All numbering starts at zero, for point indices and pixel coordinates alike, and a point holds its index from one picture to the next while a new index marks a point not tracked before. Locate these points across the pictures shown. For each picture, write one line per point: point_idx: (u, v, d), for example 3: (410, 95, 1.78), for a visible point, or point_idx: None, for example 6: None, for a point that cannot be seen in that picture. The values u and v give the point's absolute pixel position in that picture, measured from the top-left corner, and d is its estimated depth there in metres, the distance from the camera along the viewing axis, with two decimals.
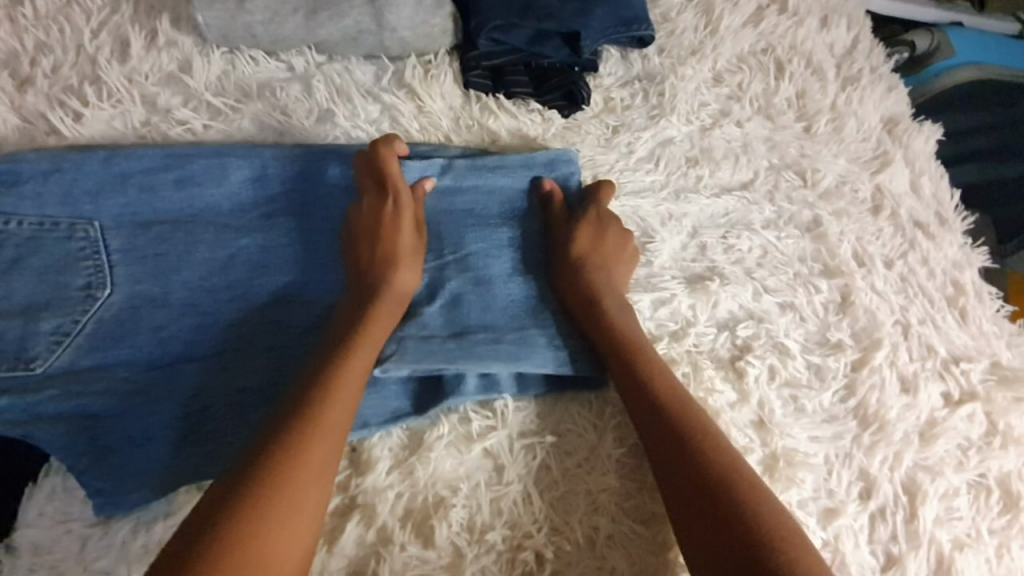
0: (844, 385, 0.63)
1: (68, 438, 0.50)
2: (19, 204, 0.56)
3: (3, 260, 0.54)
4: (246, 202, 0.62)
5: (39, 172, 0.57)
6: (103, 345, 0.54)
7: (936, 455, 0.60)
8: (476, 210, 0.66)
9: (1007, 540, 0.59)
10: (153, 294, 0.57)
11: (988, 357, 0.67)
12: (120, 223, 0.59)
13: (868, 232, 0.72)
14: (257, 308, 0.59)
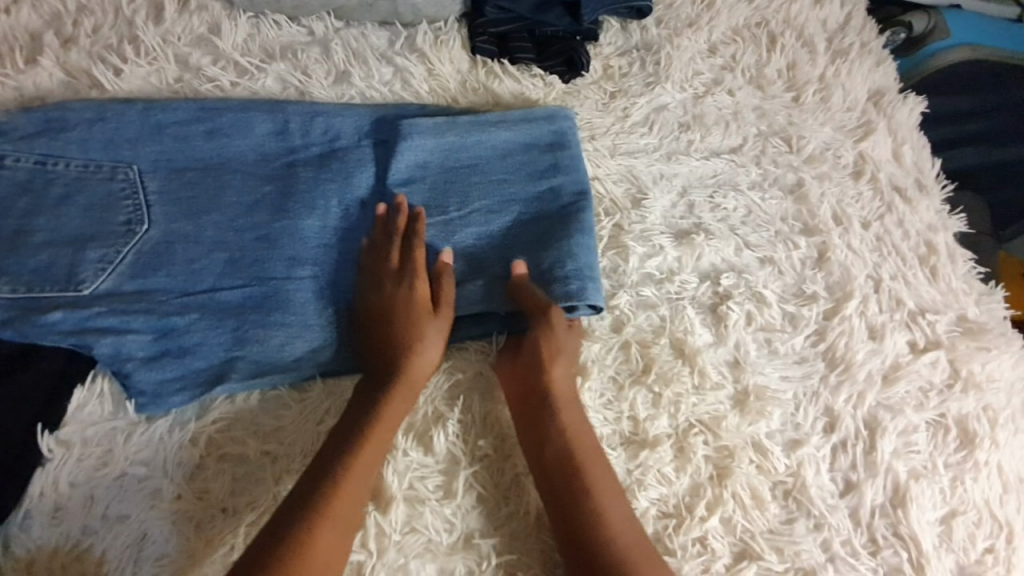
0: (816, 331, 0.68)
1: (116, 347, 0.57)
2: (67, 148, 0.63)
3: (55, 197, 0.62)
4: (271, 154, 0.68)
5: (86, 120, 0.64)
6: (144, 272, 0.60)
7: (897, 396, 0.65)
8: (475, 162, 0.70)
9: (961, 473, 0.63)
10: (186, 232, 0.63)
11: (956, 311, 0.71)
12: (157, 168, 0.65)
13: (847, 195, 0.77)
14: (278, 245, 0.64)
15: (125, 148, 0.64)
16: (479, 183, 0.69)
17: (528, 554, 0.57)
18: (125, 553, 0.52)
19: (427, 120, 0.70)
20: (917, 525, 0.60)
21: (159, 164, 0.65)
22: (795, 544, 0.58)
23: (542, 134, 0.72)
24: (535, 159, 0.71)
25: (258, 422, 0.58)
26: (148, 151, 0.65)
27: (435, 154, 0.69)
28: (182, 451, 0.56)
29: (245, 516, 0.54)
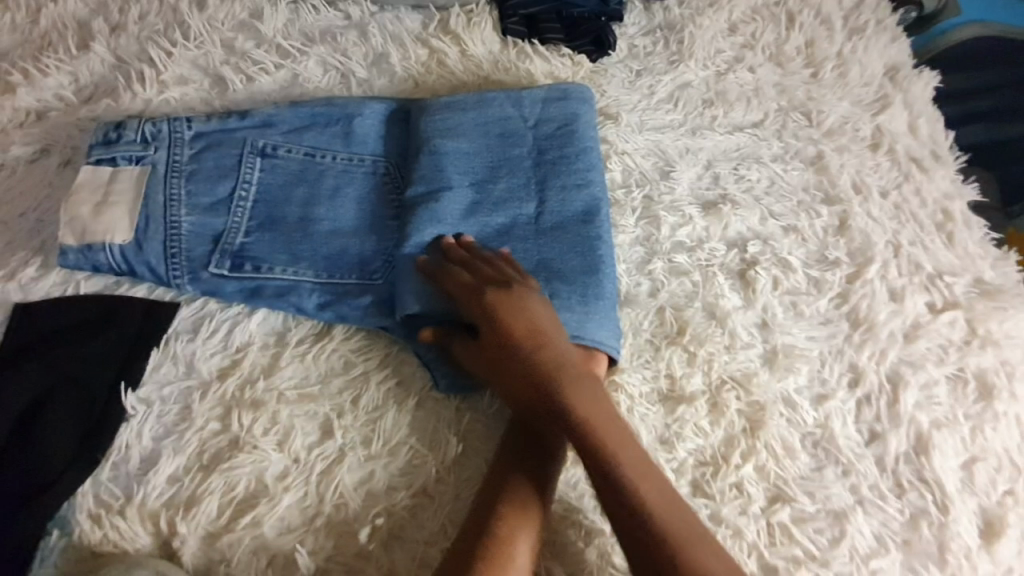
0: (838, 294, 0.72)
1: (191, 311, 0.64)
2: (267, 134, 0.70)
3: (183, 172, 0.66)
4: (367, 145, 0.72)
5: (274, 115, 0.71)
6: (262, 250, 0.65)
7: (918, 352, 0.69)
8: (494, 133, 0.72)
9: (981, 423, 0.66)
10: (308, 216, 0.67)
11: (973, 273, 0.74)
12: (278, 149, 0.69)
13: (866, 166, 0.80)
14: (390, 228, 0.68)
15: (236, 127, 0.69)
16: (468, 153, 0.70)
17: (580, 500, 0.59)
18: (210, 499, 0.56)
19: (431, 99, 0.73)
20: (938, 469, 0.63)
21: (259, 144, 0.69)
22: (824, 489, 0.62)
23: (560, 111, 0.73)
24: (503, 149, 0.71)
25: (322, 382, 0.62)
26: (244, 126, 0.70)
27: (444, 133, 0.70)
28: (252, 409, 0.59)
29: (315, 467, 0.58)
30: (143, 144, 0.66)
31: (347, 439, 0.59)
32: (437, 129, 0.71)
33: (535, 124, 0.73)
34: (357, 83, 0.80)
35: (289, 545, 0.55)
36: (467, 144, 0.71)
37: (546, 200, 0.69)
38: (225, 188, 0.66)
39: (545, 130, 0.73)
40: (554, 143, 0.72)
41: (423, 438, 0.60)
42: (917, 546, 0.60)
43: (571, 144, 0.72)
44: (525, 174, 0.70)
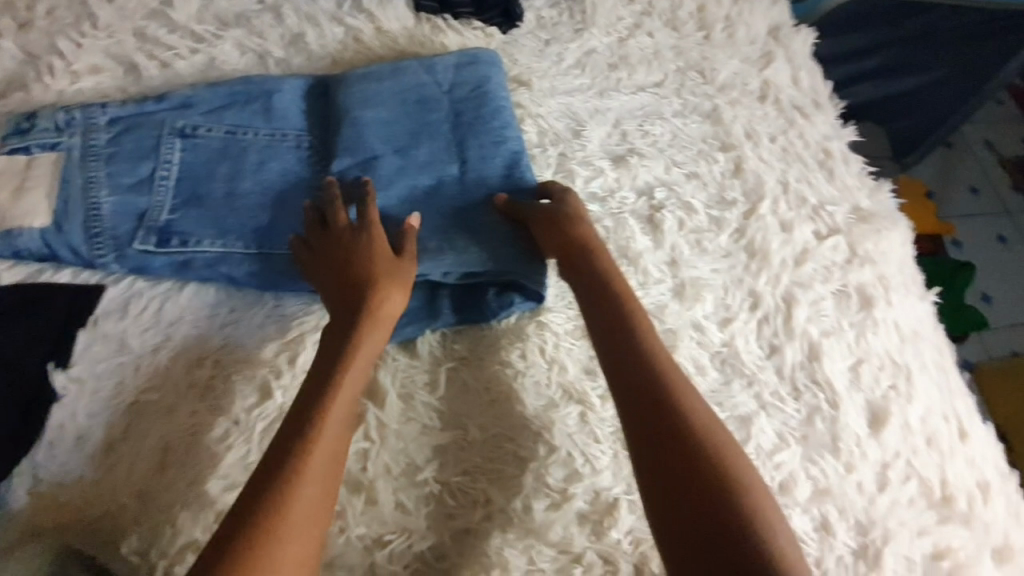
0: (737, 230, 0.80)
1: (119, 291, 0.65)
2: (176, 117, 0.70)
3: (103, 155, 0.67)
4: (288, 120, 0.74)
5: (187, 98, 0.72)
6: (182, 227, 0.66)
7: (806, 274, 0.77)
8: (410, 100, 0.76)
9: (864, 330, 0.74)
10: (227, 189, 0.68)
11: (851, 203, 0.83)
12: (190, 129, 0.70)
13: (755, 116, 0.88)
14: (312, 195, 0.70)
15: (153, 109, 0.71)
16: (390, 121, 0.75)
17: (514, 429, 0.65)
18: (151, 465, 0.58)
19: (348, 73, 0.77)
20: (829, 372, 0.71)
21: (178, 124, 0.70)
22: (731, 399, 0.69)
23: (472, 75, 0.78)
24: (425, 115, 0.76)
25: (257, 346, 0.64)
26: (162, 108, 0.71)
27: (363, 104, 0.74)
28: (188, 376, 0.61)
29: (255, 426, 0.60)
30: (58, 131, 0.67)
31: (286, 399, 0.61)
32: (359, 99, 0.75)
33: (450, 89, 0.78)
34: (275, 63, 0.82)
35: (234, 499, 0.57)
36: (387, 114, 0.75)
37: (467, 158, 0.74)
38: (145, 168, 0.67)
39: (456, 96, 0.77)
40: (467, 105, 0.77)
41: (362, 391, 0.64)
42: (813, 439, 0.67)
43: (484, 107, 0.77)
44: (443, 138, 0.75)
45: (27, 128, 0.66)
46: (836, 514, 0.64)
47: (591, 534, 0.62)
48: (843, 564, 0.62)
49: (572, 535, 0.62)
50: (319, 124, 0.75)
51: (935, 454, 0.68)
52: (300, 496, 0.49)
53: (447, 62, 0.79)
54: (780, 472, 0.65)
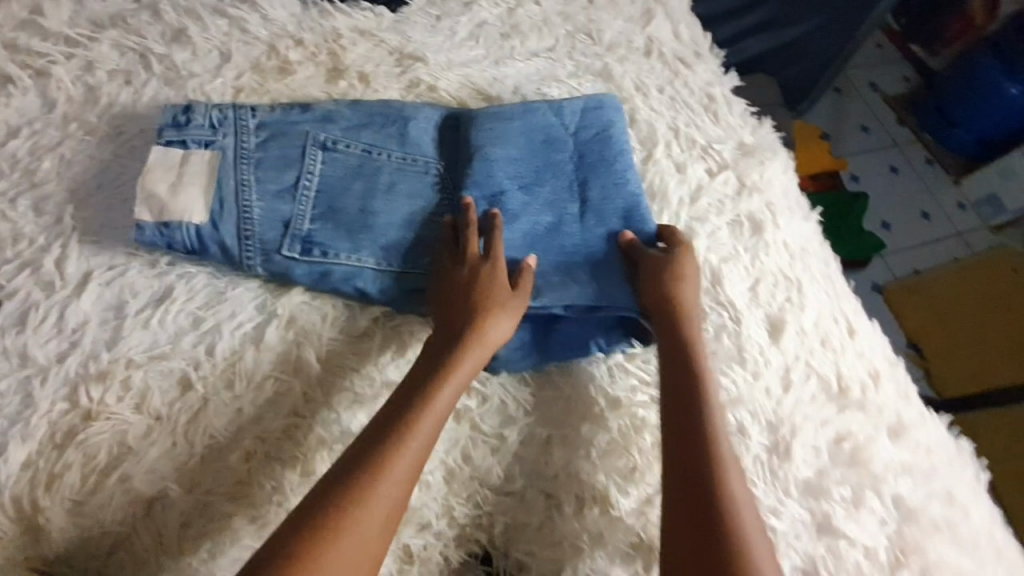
0: (636, 176, 0.85)
1: (16, 304, 0.62)
2: (340, 130, 0.74)
3: (249, 161, 0.69)
4: (421, 146, 0.75)
5: (384, 110, 0.76)
6: (216, 256, 0.66)
7: (703, 208, 0.83)
8: (539, 140, 0.77)
9: (756, 251, 0.81)
10: (254, 215, 0.67)
11: (736, 140, 0.90)
12: (343, 133, 0.73)
13: (643, 71, 0.94)
14: (334, 231, 0.69)
15: (313, 120, 0.73)
16: (515, 153, 0.75)
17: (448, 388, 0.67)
18: (70, 472, 0.56)
19: (481, 110, 0.77)
20: (731, 292, 0.76)
21: (320, 137, 0.72)
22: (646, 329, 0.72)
23: (595, 120, 0.78)
24: (494, 144, 0.75)
25: (172, 340, 0.63)
26: (305, 118, 0.73)
27: (493, 141, 0.74)
28: (99, 380, 0.59)
29: (180, 418, 0.59)
30: (210, 129, 0.70)
31: (206, 386, 0.61)
32: (441, 144, 0.77)
33: (575, 132, 0.78)
34: (159, 60, 0.79)
35: None
36: (514, 150, 0.75)
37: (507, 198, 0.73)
38: (290, 176, 0.70)
39: (594, 135, 0.78)
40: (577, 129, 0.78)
41: (285, 366, 0.64)
42: (721, 354, 0.72)
43: (610, 148, 0.77)
44: (478, 172, 0.73)
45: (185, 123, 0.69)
46: (749, 419, 0.70)
47: (530, 469, 0.66)
48: (760, 461, 0.68)
49: (512, 472, 0.66)
50: (394, 154, 0.74)
51: (829, 353, 0.75)
52: (376, 507, 0.53)
53: (569, 108, 0.79)
54: None
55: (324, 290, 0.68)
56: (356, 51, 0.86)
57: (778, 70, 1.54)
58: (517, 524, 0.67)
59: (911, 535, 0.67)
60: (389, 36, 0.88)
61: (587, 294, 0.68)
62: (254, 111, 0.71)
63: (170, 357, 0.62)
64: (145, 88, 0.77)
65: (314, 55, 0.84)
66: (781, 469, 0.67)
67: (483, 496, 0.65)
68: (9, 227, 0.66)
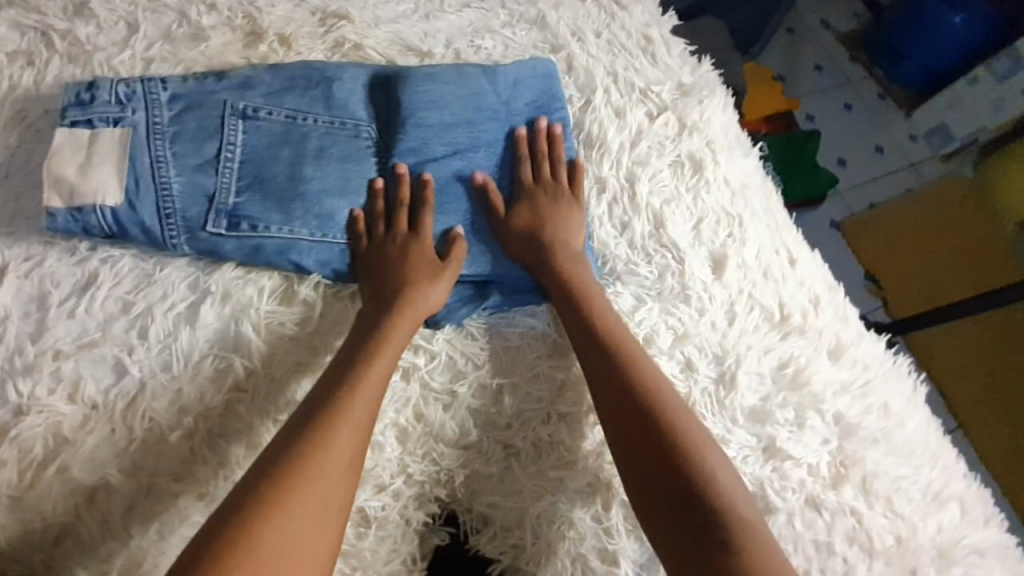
0: (576, 125, 0.84)
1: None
2: (266, 99, 0.72)
3: (166, 134, 0.68)
4: (349, 109, 0.75)
5: (311, 75, 0.75)
6: (132, 235, 0.64)
7: (644, 152, 0.82)
8: (471, 104, 0.78)
9: (698, 192, 0.81)
10: (169, 190, 0.65)
11: (675, 80, 0.89)
12: (269, 102, 0.72)
13: (579, 16, 0.92)
14: (261, 202, 0.68)
15: (231, 89, 0.72)
16: (449, 121, 0.76)
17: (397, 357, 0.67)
18: (7, 468, 0.55)
19: (412, 70, 0.77)
20: (674, 234, 0.77)
21: (239, 105, 0.71)
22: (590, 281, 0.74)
23: (531, 88, 0.81)
24: (430, 111, 0.75)
25: (103, 327, 0.61)
26: (222, 87, 0.72)
27: (428, 106, 0.75)
28: (31, 373, 0.58)
29: (116, 405, 0.59)
30: (119, 105, 0.67)
31: (145, 370, 0.60)
32: (376, 110, 0.76)
33: (508, 98, 0.80)
34: (60, 36, 0.75)
35: None
36: (448, 115, 0.76)
37: (437, 170, 0.74)
38: (210, 148, 0.68)
39: (526, 101, 0.81)
40: (513, 101, 0.80)
41: (225, 343, 0.63)
42: (666, 293, 0.74)
43: (540, 117, 0.80)
44: (406, 143, 0.74)
45: (89, 101, 0.66)
46: (696, 353, 0.72)
47: (487, 426, 0.67)
48: (707, 394, 0.70)
49: (468, 429, 0.67)
50: (321, 119, 0.74)
51: (771, 284, 0.77)
52: (327, 460, 0.55)
53: (507, 70, 0.81)
54: (641, 329, 0.72)
55: (259, 262, 0.67)
56: (275, 13, 0.82)
57: (726, 12, 1.53)
58: (477, 478, 0.68)
59: (850, 448, 0.72)
60: None
61: (524, 260, 0.73)
62: (165, 83, 0.69)
63: (99, 343, 0.60)
64: (48, 68, 0.73)
65: (230, 20, 0.80)
66: (727, 399, 0.70)
67: (440, 453, 0.67)
68: None
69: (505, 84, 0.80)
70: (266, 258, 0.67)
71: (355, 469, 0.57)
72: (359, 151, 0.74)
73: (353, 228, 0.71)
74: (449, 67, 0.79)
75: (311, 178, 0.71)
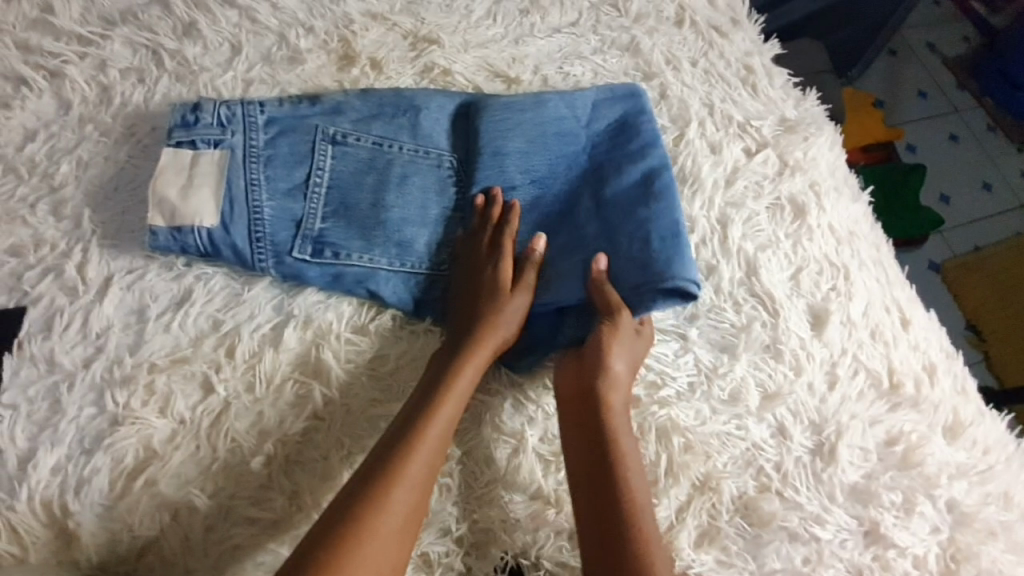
0: (667, 157, 0.79)
1: (41, 310, 0.63)
2: (355, 125, 0.73)
3: (261, 158, 0.69)
4: (433, 137, 0.75)
5: (400, 103, 0.75)
6: (222, 256, 0.66)
7: (740, 192, 0.77)
8: (549, 132, 0.75)
9: (799, 237, 0.74)
10: (258, 214, 0.67)
11: (777, 114, 0.83)
12: (357, 127, 0.73)
13: (674, 42, 0.87)
14: (343, 228, 0.68)
15: (321, 113, 0.73)
16: (525, 150, 0.74)
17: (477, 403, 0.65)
18: (99, 476, 0.56)
19: (490, 99, 0.75)
20: (767, 284, 0.70)
21: (330, 131, 0.72)
22: (663, 322, 0.68)
23: (611, 111, 0.77)
24: (508, 137, 0.73)
25: (194, 344, 0.63)
26: (316, 112, 0.73)
27: (504, 134, 0.73)
28: (125, 385, 0.60)
29: (203, 422, 0.59)
30: (220, 127, 0.69)
31: (230, 390, 0.61)
32: (458, 139, 0.76)
33: (589, 124, 0.77)
34: (169, 56, 0.78)
35: (188, 498, 0.56)
36: (523, 142, 0.74)
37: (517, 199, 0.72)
38: (301, 173, 0.69)
39: (607, 124, 0.77)
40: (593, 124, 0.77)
41: (306, 368, 0.63)
42: (755, 344, 0.67)
43: (624, 138, 0.75)
44: (488, 167, 0.72)
45: (193, 123, 0.68)
46: (790, 417, 0.65)
47: (557, 476, 0.63)
48: (802, 465, 0.63)
49: (539, 479, 0.63)
50: (406, 146, 0.73)
51: (879, 345, 0.70)
52: (398, 504, 0.53)
53: (586, 94, 0.78)
54: (729, 382, 0.65)
55: (341, 291, 0.67)
56: (368, 36, 0.82)
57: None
58: (546, 535, 0.62)
59: (964, 541, 0.63)
60: (402, 18, 0.84)
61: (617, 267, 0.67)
62: (263, 107, 0.71)
63: (187, 361, 0.62)
64: (156, 85, 0.76)
65: (326, 43, 0.81)
66: (825, 472, 0.63)
67: (508, 500, 0.62)
68: (31, 232, 0.67)
69: (587, 108, 0.77)
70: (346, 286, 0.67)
71: (416, 522, 0.54)
72: (440, 178, 0.73)
73: (433, 258, 0.70)
74: (528, 94, 0.77)
75: (396, 208, 0.70)
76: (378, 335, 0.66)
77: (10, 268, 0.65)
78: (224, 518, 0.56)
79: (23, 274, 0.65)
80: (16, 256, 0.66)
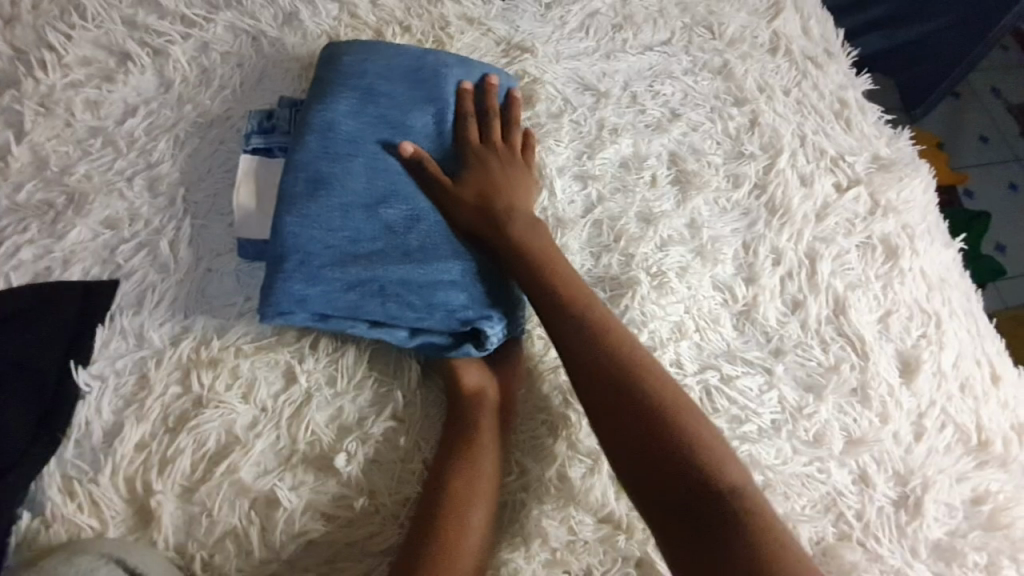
0: (756, 186, 0.78)
1: (133, 284, 0.64)
2: (396, 118, 0.69)
3: (318, 152, 0.65)
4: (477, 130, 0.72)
5: (432, 96, 0.72)
6: (279, 262, 0.60)
7: (829, 228, 0.75)
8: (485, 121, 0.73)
9: (890, 280, 0.73)
10: (316, 212, 0.62)
11: (870, 152, 0.81)
12: (394, 117, 0.69)
13: (767, 70, 0.86)
14: (401, 224, 0.65)
15: (381, 100, 0.70)
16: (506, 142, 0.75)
17: (553, 417, 0.63)
18: (182, 457, 0.56)
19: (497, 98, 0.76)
20: (858, 324, 0.69)
21: (379, 124, 0.69)
22: (748, 355, 0.67)
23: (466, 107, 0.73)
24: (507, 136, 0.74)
25: (277, 332, 0.63)
26: (353, 104, 0.69)
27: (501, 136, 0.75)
28: (210, 366, 0.60)
29: (284, 411, 0.59)
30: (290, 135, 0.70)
31: (311, 382, 0.60)
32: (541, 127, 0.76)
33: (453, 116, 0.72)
34: (269, 43, 0.79)
35: (267, 486, 0.56)
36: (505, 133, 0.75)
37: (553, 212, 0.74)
38: (358, 167, 0.66)
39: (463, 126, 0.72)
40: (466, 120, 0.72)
41: (386, 366, 0.63)
42: (842, 387, 0.66)
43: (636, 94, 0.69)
44: None
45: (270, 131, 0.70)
46: (873, 466, 0.63)
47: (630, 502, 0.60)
48: (885, 516, 0.61)
49: (611, 502, 0.59)
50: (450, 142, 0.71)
51: (969, 400, 0.68)
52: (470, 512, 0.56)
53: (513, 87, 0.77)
54: (813, 424, 0.64)
55: None
56: (462, 39, 0.82)
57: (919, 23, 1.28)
58: (613, 559, 0.58)
59: None
60: (497, 25, 0.84)
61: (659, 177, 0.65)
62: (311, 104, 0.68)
63: (265, 351, 0.61)
64: (254, 71, 0.77)
65: (420, 43, 0.82)
66: (910, 527, 0.61)
67: (578, 520, 0.59)
68: (127, 206, 0.68)
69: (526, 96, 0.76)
70: (430, 279, 0.63)
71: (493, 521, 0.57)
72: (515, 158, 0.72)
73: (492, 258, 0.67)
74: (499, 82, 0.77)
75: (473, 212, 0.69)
76: (476, 329, 0.63)
77: (105, 240, 0.66)
78: (300, 510, 0.55)
79: (117, 248, 0.66)
80: (111, 229, 0.66)
